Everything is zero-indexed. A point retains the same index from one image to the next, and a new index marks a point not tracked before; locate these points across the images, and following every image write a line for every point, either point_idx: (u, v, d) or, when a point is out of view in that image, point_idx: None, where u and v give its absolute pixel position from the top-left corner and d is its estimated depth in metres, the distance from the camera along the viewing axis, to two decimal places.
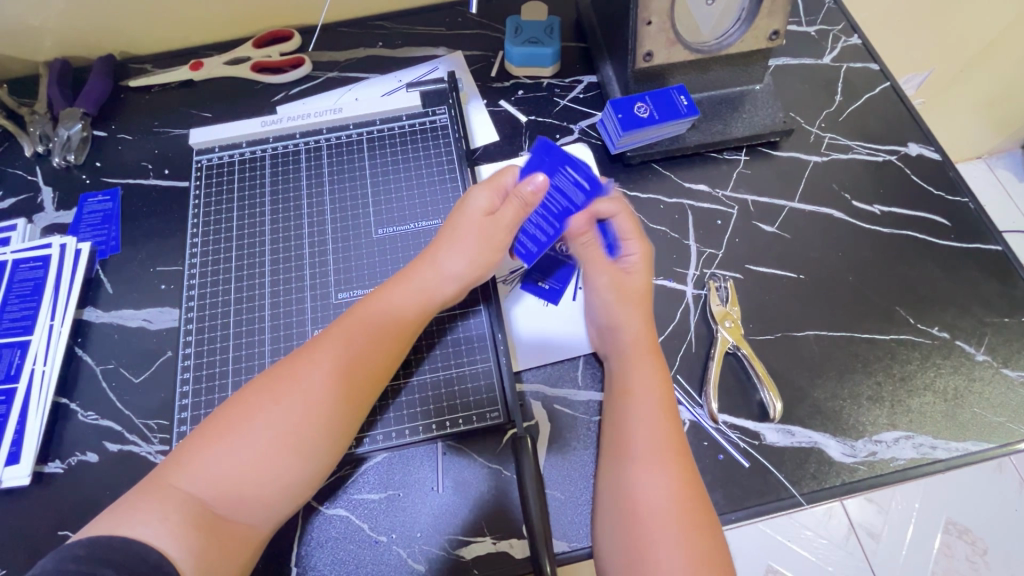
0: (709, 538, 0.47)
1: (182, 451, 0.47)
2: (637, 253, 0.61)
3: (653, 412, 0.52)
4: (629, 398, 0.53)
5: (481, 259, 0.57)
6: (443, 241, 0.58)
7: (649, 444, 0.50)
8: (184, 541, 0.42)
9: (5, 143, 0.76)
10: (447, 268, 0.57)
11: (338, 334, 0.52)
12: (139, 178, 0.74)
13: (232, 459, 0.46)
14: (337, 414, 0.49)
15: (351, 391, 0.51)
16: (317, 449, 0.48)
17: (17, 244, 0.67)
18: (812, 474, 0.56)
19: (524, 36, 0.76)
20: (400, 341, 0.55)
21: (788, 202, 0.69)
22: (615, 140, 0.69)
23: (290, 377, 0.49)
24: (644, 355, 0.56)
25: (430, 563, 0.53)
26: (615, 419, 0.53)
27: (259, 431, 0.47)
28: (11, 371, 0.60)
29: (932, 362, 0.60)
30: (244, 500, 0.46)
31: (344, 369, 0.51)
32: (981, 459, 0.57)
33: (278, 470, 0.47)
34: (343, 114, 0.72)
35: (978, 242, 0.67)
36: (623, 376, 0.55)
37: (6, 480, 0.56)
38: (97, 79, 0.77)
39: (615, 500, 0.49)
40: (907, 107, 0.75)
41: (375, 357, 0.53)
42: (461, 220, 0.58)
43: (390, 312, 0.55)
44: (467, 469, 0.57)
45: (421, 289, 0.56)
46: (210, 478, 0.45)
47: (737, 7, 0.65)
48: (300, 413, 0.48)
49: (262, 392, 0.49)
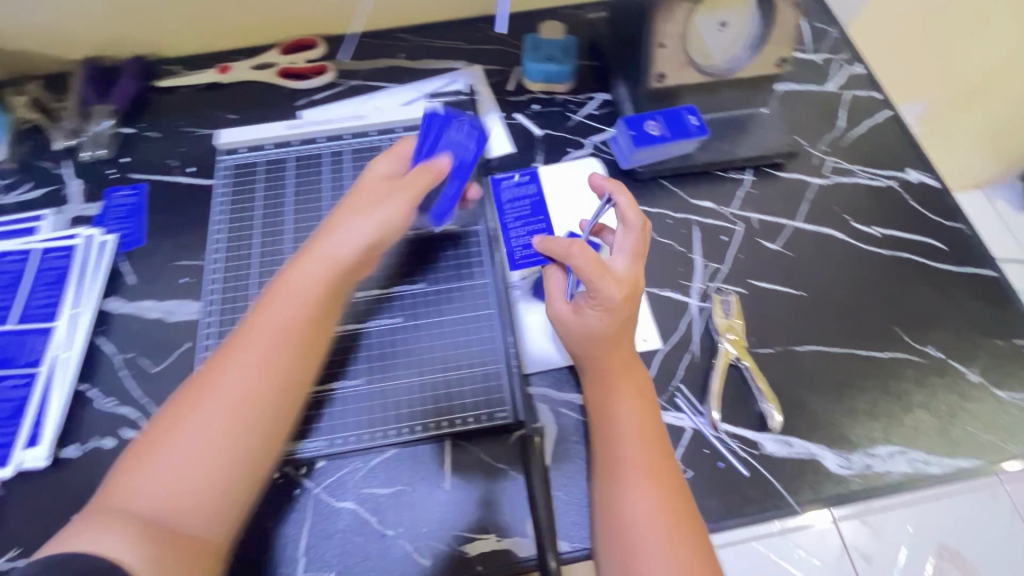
0: (697, 548, 0.48)
1: (121, 469, 0.46)
2: (605, 300, 0.55)
3: (637, 429, 0.54)
4: (609, 420, 0.54)
5: (383, 222, 0.57)
6: (346, 212, 0.58)
7: (633, 462, 0.52)
8: (138, 549, 0.41)
9: (36, 136, 0.78)
10: (350, 235, 0.56)
11: (254, 321, 0.52)
12: (165, 175, 0.76)
13: (168, 463, 0.45)
14: (261, 391, 0.49)
15: (273, 366, 0.50)
16: (252, 429, 0.48)
17: (45, 234, 0.70)
18: (810, 483, 0.58)
19: (542, 52, 0.79)
20: (307, 307, 0.53)
21: (790, 221, 0.72)
22: (628, 155, 0.72)
23: (212, 373, 0.49)
24: (626, 374, 0.56)
25: (434, 559, 0.54)
26: (602, 440, 0.54)
27: (188, 431, 0.46)
28: (33, 357, 0.62)
29: (927, 380, 0.63)
30: (191, 504, 0.44)
31: (262, 351, 0.50)
32: (973, 475, 0.58)
33: (213, 459, 0.46)
34: (367, 121, 0.75)
35: (973, 266, 0.69)
36: (600, 396, 0.56)
37: (25, 462, 0.57)
38: (127, 79, 0.81)
39: (605, 515, 0.51)
40: (908, 134, 0.78)
41: (292, 329, 0.52)
42: (361, 189, 0.60)
43: (300, 287, 0.54)
44: (474, 468, 0.58)
45: (328, 256, 0.55)
46: (151, 486, 0.44)
47: (747, 35, 0.67)
48: (226, 403, 0.48)
49: (186, 401, 0.48)
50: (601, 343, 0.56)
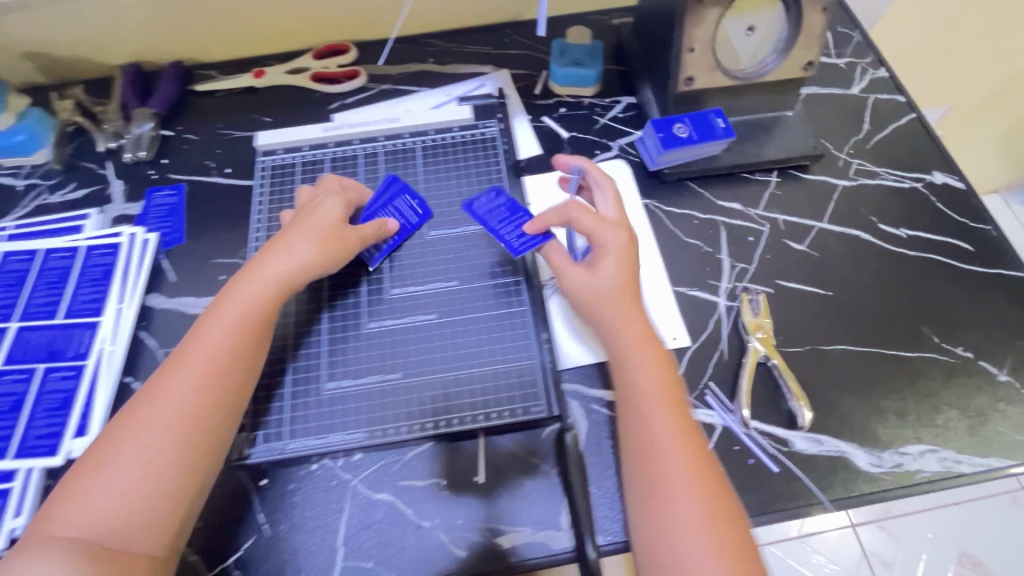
0: (731, 524, 0.47)
1: (62, 493, 0.46)
2: (610, 265, 0.59)
3: (659, 402, 0.53)
4: (634, 390, 0.54)
5: (323, 254, 0.60)
6: (283, 238, 0.60)
7: (661, 432, 0.51)
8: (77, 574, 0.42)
9: (79, 138, 0.81)
10: (292, 262, 0.58)
11: (195, 342, 0.53)
12: (203, 176, 0.78)
13: (108, 487, 0.46)
14: (202, 411, 0.50)
15: (212, 389, 0.51)
16: (193, 451, 0.49)
17: (90, 232, 0.72)
18: (841, 481, 0.58)
19: (569, 57, 0.81)
20: (246, 328, 0.54)
21: (817, 222, 0.73)
22: (655, 157, 0.73)
23: (153, 396, 0.50)
24: (647, 344, 0.56)
25: (470, 549, 0.55)
26: (628, 417, 0.53)
27: (129, 453, 0.47)
28: (81, 350, 0.64)
29: (956, 380, 0.63)
30: (133, 526, 0.46)
31: (205, 372, 0.51)
32: (1005, 475, 0.59)
33: (157, 481, 0.47)
34: (400, 123, 0.77)
35: (1000, 267, 0.69)
36: (623, 370, 0.55)
37: (72, 452, 0.59)
38: (167, 83, 0.83)
39: (638, 496, 0.50)
40: (933, 137, 0.78)
41: (232, 353, 0.53)
42: (308, 218, 0.62)
43: (241, 309, 0.55)
44: (508, 462, 0.59)
45: (271, 280, 0.57)
46: (93, 508, 0.45)
47: (774, 39, 0.69)
48: (169, 422, 0.49)
49: (126, 421, 0.49)
50: (623, 311, 0.57)
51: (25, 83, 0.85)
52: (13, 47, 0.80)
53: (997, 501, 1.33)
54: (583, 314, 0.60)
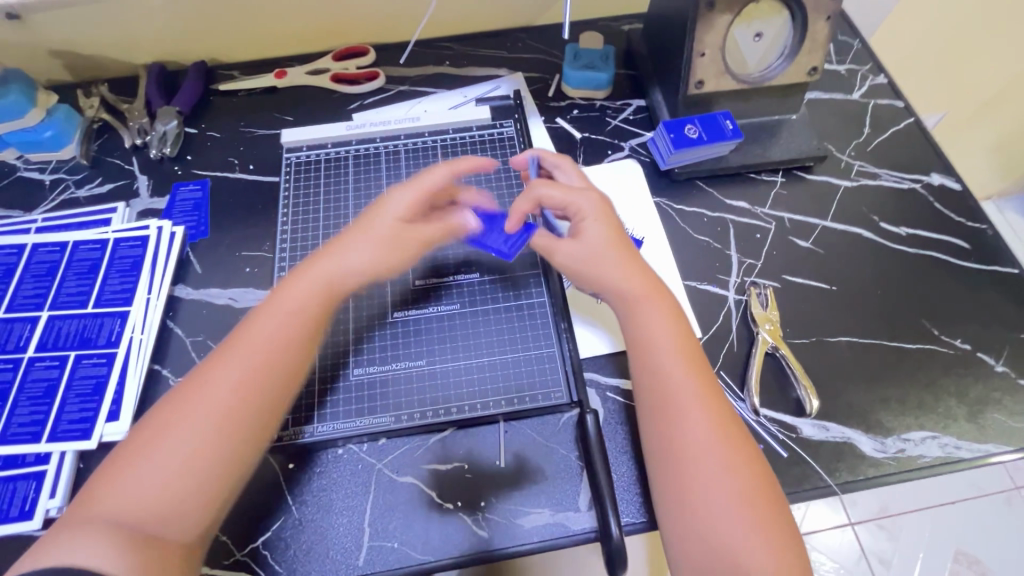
0: (757, 477, 0.50)
1: (105, 475, 0.48)
2: (595, 225, 0.61)
3: (677, 357, 0.55)
4: (647, 346, 0.56)
5: (384, 260, 0.59)
6: (347, 238, 0.60)
7: (681, 387, 0.53)
8: (122, 559, 0.43)
9: (105, 135, 0.83)
10: (348, 265, 0.58)
11: (243, 340, 0.54)
12: (226, 172, 0.81)
13: (150, 474, 0.47)
14: (246, 408, 0.51)
15: (258, 387, 0.52)
16: (236, 446, 0.50)
17: (118, 225, 0.74)
18: (847, 465, 0.61)
19: (582, 61, 0.84)
20: (293, 329, 0.55)
21: (821, 220, 0.76)
22: (666, 157, 0.76)
23: (196, 388, 0.51)
24: (656, 300, 0.58)
25: (492, 530, 0.57)
26: (645, 372, 0.55)
27: (172, 443, 0.49)
28: (112, 338, 0.66)
29: (956, 370, 0.66)
30: (174, 517, 0.47)
31: (252, 370, 0.52)
32: (1003, 460, 0.61)
33: (199, 473, 0.48)
34: (421, 123, 0.80)
35: (996, 264, 0.73)
36: (633, 324, 0.57)
37: (107, 435, 0.61)
38: (191, 82, 0.85)
39: (662, 449, 0.52)
40: (931, 140, 0.82)
41: (275, 354, 0.53)
42: (375, 220, 0.60)
43: (288, 308, 0.56)
44: (528, 447, 0.61)
45: (323, 279, 0.57)
46: (134, 492, 0.47)
47: (781, 45, 0.73)
48: (212, 416, 0.50)
49: (169, 410, 0.50)
50: (620, 270, 0.58)
51: (52, 81, 0.87)
52: (42, 46, 0.82)
53: (991, 500, 1.36)
54: (577, 280, 0.61)
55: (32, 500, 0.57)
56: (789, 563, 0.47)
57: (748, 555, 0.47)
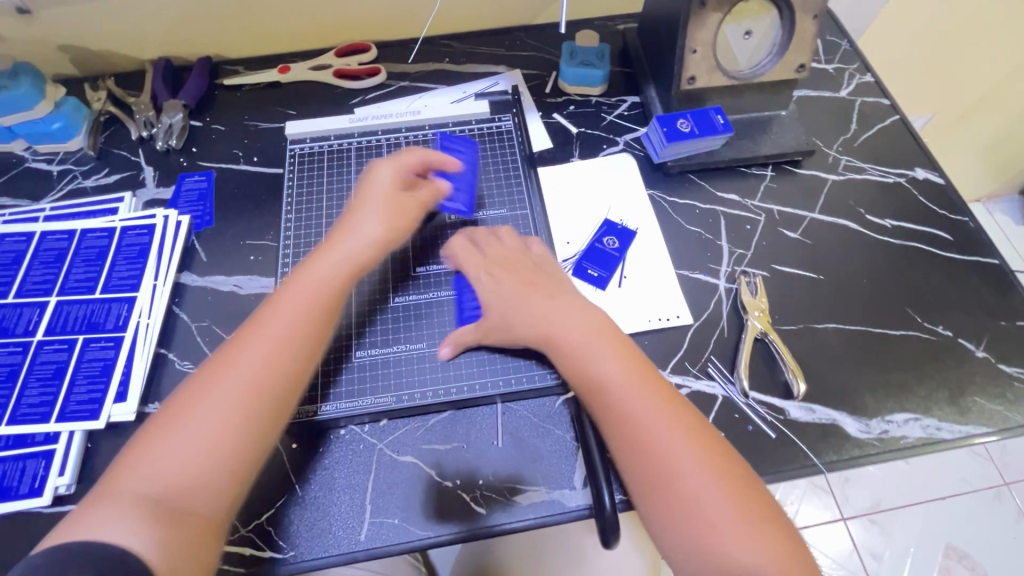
0: (739, 472, 0.51)
1: (126, 457, 0.48)
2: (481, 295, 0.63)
3: (635, 381, 0.54)
4: (593, 380, 0.55)
5: (396, 225, 0.63)
6: (356, 211, 0.63)
7: (645, 411, 0.52)
8: (151, 533, 0.44)
9: (111, 127, 0.85)
10: (363, 234, 0.61)
11: (267, 320, 0.55)
12: (231, 163, 0.82)
13: (177, 451, 0.48)
14: (272, 383, 0.52)
15: (286, 360, 0.53)
16: (264, 422, 0.51)
17: (125, 214, 0.76)
18: (832, 446, 0.63)
19: (578, 58, 0.86)
20: (320, 304, 0.57)
21: (809, 213, 0.78)
22: (660, 150, 0.79)
23: (216, 371, 0.52)
24: (588, 334, 0.57)
25: (489, 507, 0.59)
26: (606, 407, 0.54)
27: (200, 420, 0.49)
28: (119, 322, 0.67)
29: (937, 355, 0.68)
30: (199, 494, 0.48)
31: (279, 344, 0.54)
32: (982, 441, 0.64)
33: (227, 448, 0.49)
34: (422, 116, 0.82)
35: (978, 255, 0.75)
36: (581, 366, 0.56)
37: (114, 415, 0.62)
38: (196, 77, 0.87)
39: (646, 474, 0.51)
40: (916, 136, 0.84)
41: (292, 336, 0.54)
42: (371, 192, 0.64)
43: (313, 284, 0.58)
44: (524, 427, 0.63)
45: (345, 255, 0.60)
46: (156, 470, 0.47)
47: (769, 43, 0.75)
48: (240, 393, 0.51)
49: (195, 390, 0.51)
50: (536, 322, 0.59)
51: (59, 75, 0.89)
52: (50, 40, 0.84)
53: (981, 496, 1.39)
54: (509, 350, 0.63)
55: (41, 477, 0.59)
56: (775, 542, 0.48)
57: (740, 557, 0.47)
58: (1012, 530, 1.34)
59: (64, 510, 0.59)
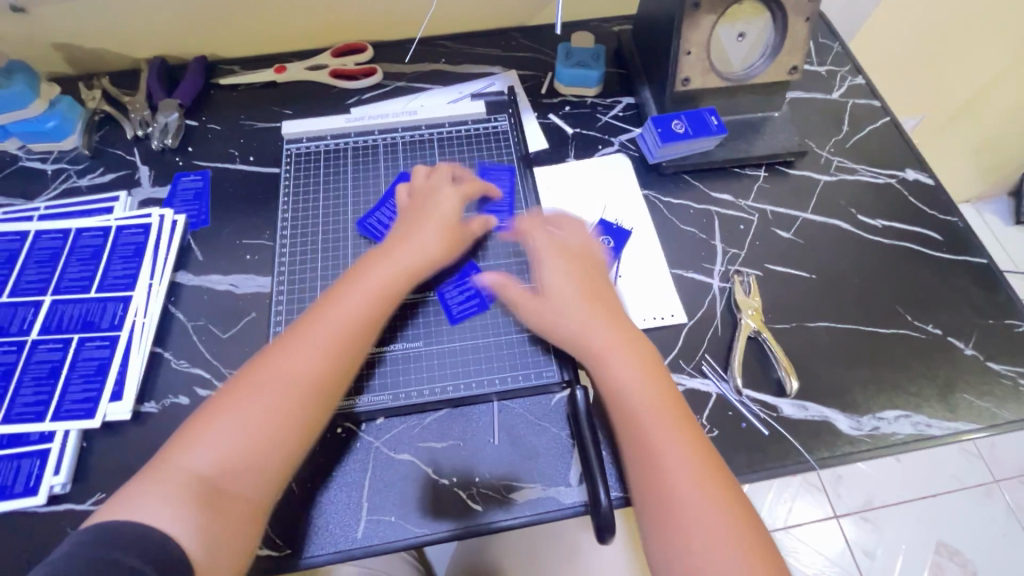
0: (740, 502, 0.51)
1: (182, 436, 0.51)
2: (551, 275, 0.63)
3: (653, 397, 0.55)
4: (614, 391, 0.55)
5: (446, 246, 0.65)
6: (411, 225, 0.66)
7: (659, 427, 0.53)
8: (192, 522, 0.47)
9: (106, 126, 0.85)
10: (418, 249, 0.64)
11: (321, 322, 0.57)
12: (227, 163, 0.82)
13: (229, 443, 0.51)
14: (320, 387, 0.55)
15: (336, 368, 0.56)
16: (310, 424, 0.54)
17: (120, 213, 0.76)
18: (825, 442, 0.64)
19: (574, 59, 0.87)
20: (371, 313, 0.59)
21: (802, 213, 0.79)
22: (655, 151, 0.79)
23: (273, 365, 0.54)
24: (618, 346, 0.58)
25: (486, 504, 0.59)
26: (624, 416, 0.54)
27: (252, 415, 0.52)
28: (115, 321, 0.67)
29: (927, 353, 0.69)
30: (241, 486, 0.50)
31: (332, 350, 0.56)
32: (970, 438, 0.65)
33: (274, 447, 0.52)
34: (418, 116, 0.82)
35: (967, 254, 0.76)
36: (607, 376, 0.57)
37: (110, 415, 0.62)
38: (191, 76, 0.87)
39: (650, 488, 0.51)
40: (906, 138, 0.86)
41: (347, 338, 0.57)
42: (430, 211, 0.67)
43: (364, 291, 0.60)
44: (520, 425, 0.63)
45: (397, 266, 0.62)
46: (211, 451, 0.50)
47: (763, 45, 0.76)
48: (291, 394, 0.53)
49: (251, 382, 0.54)
50: (587, 318, 0.59)
51: (53, 74, 0.89)
52: (44, 39, 0.84)
53: (971, 493, 1.40)
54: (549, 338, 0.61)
55: (37, 476, 0.59)
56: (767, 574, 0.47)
57: None
58: (1001, 527, 1.36)
59: (59, 509, 0.59)
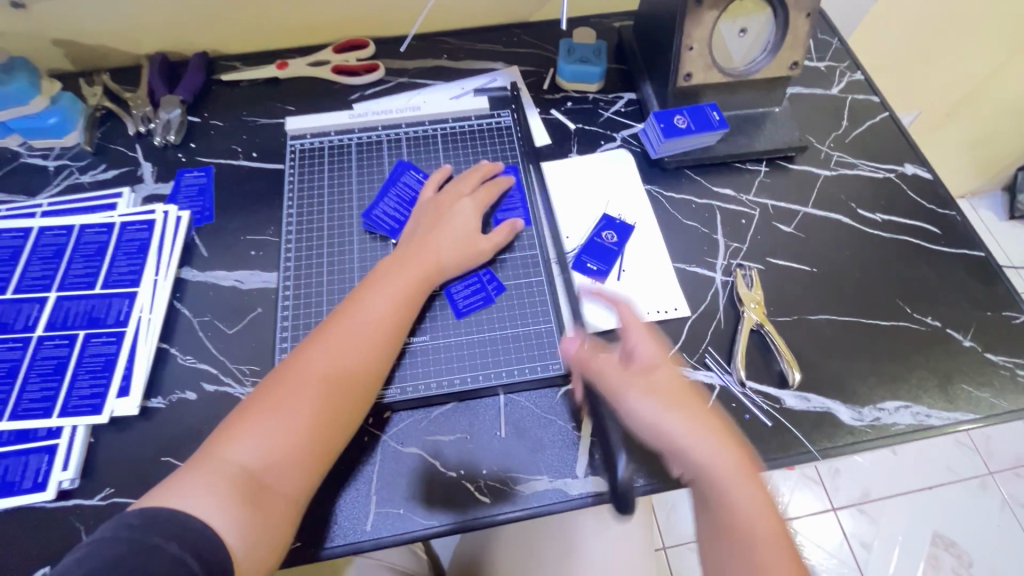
0: None
1: (224, 431, 0.54)
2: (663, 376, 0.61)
3: (757, 503, 0.55)
4: (725, 500, 0.54)
5: (463, 254, 0.68)
6: (433, 232, 0.68)
7: (765, 538, 0.53)
8: (231, 513, 0.49)
9: (107, 122, 0.85)
10: (438, 255, 0.66)
11: (348, 325, 0.60)
12: (230, 159, 0.82)
13: (267, 438, 0.53)
14: (351, 386, 0.57)
15: (363, 368, 0.58)
16: (342, 423, 0.56)
17: (124, 209, 0.76)
18: (826, 433, 0.65)
19: (576, 55, 0.87)
20: (395, 318, 0.61)
21: (802, 207, 0.80)
22: (657, 147, 0.80)
23: (305, 366, 0.57)
24: (728, 455, 0.56)
25: (493, 496, 0.60)
26: (730, 523, 0.54)
27: (288, 413, 0.54)
28: (121, 317, 0.67)
29: (927, 345, 0.70)
30: (278, 480, 0.52)
31: (360, 351, 0.58)
32: (970, 427, 0.66)
33: (308, 443, 0.54)
34: (421, 112, 0.83)
35: (965, 247, 0.77)
36: (717, 486, 0.55)
37: (117, 410, 0.63)
38: (193, 72, 0.87)
39: None
40: (904, 133, 0.86)
41: (376, 340, 0.60)
42: (448, 220, 0.69)
43: (389, 295, 0.62)
44: (527, 418, 0.64)
45: (419, 272, 0.65)
46: (252, 446, 0.52)
47: (764, 40, 0.77)
48: (323, 393, 0.56)
49: (285, 381, 0.56)
50: (700, 426, 0.57)
51: (53, 70, 0.88)
52: (44, 35, 0.83)
53: (966, 485, 1.42)
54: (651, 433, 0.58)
55: (45, 472, 0.59)
56: None
57: None
58: (995, 518, 1.38)
59: (68, 504, 0.59)
